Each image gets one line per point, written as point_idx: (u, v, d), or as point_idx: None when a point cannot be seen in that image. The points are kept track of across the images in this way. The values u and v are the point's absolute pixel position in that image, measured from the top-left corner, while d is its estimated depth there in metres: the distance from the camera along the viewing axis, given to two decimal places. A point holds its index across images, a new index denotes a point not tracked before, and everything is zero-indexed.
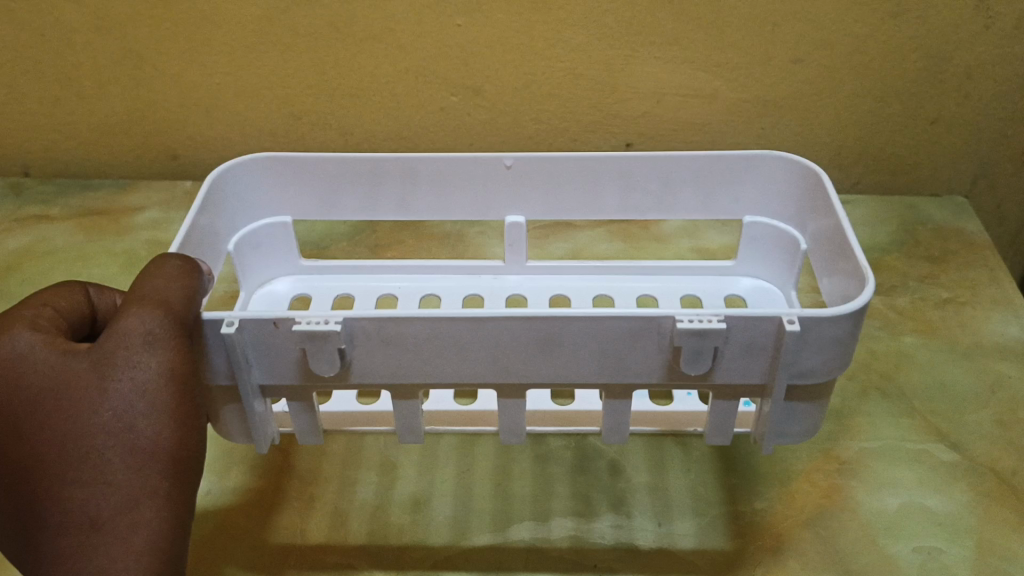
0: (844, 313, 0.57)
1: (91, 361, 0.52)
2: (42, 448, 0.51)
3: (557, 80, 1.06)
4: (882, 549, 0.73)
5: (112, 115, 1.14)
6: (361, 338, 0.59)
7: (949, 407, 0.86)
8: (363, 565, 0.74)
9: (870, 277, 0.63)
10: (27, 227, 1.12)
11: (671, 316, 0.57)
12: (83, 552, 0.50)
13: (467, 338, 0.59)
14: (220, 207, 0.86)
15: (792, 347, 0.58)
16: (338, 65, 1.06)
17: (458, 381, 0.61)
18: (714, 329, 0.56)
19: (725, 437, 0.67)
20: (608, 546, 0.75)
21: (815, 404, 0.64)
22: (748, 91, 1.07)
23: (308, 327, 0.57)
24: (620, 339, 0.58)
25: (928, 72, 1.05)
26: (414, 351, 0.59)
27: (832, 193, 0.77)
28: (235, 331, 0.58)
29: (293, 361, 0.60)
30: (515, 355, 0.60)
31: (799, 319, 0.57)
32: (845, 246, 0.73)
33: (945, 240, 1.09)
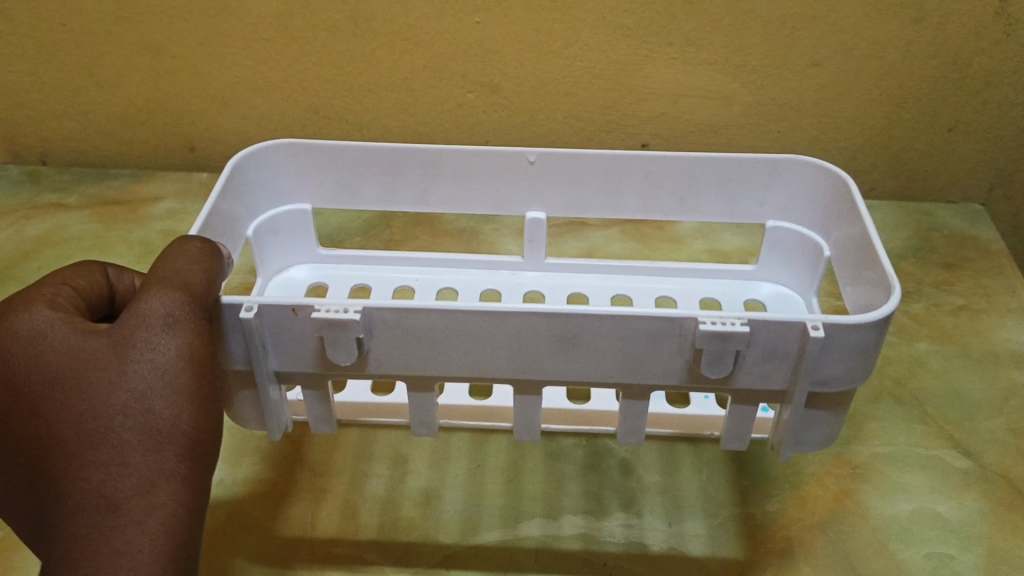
0: (870, 321, 0.57)
1: (111, 342, 0.52)
2: (59, 426, 0.51)
3: (575, 78, 1.07)
4: (893, 555, 0.73)
5: (132, 105, 1.15)
6: (380, 327, 0.59)
7: (962, 414, 0.86)
8: (372, 557, 0.74)
9: (897, 284, 0.63)
10: (44, 214, 1.13)
11: (695, 316, 0.57)
12: (97, 533, 0.49)
13: (485, 330, 0.58)
14: (240, 193, 0.86)
15: (816, 354, 0.58)
16: (356, 59, 1.06)
17: (474, 374, 0.61)
18: (738, 332, 0.56)
19: (742, 442, 0.67)
20: (618, 544, 0.75)
21: (835, 411, 0.64)
22: (765, 94, 1.07)
23: (326, 315, 0.57)
24: (642, 338, 0.58)
25: (947, 78, 1.05)
26: (432, 342, 0.59)
27: (859, 201, 0.76)
28: (254, 316, 0.58)
29: (310, 349, 0.60)
30: (534, 350, 0.59)
31: (824, 325, 0.56)
32: (869, 250, 0.72)
33: (960, 247, 1.08)
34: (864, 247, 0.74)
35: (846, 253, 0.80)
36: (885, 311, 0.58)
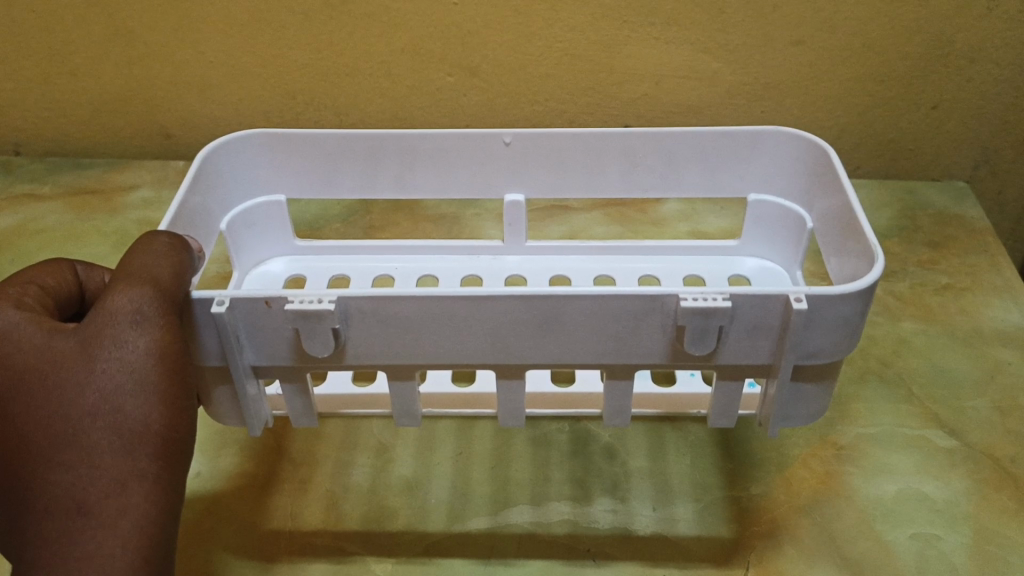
0: (852, 291, 0.56)
1: (78, 341, 0.51)
2: (27, 430, 0.49)
3: (555, 60, 1.05)
4: (879, 536, 0.73)
5: (105, 93, 1.12)
6: (356, 317, 0.58)
7: (947, 393, 0.85)
8: (353, 548, 0.73)
9: (879, 254, 0.62)
10: (17, 206, 1.11)
11: (675, 294, 0.56)
12: (68, 536, 0.48)
13: (464, 318, 0.57)
14: (213, 185, 0.85)
15: (799, 329, 0.57)
16: (332, 44, 1.04)
17: (455, 361, 0.60)
18: (720, 307, 0.55)
19: (728, 417, 0.66)
20: (602, 530, 0.74)
21: (822, 384, 0.63)
22: (747, 74, 1.06)
23: (301, 306, 0.56)
24: (627, 323, 0.58)
25: (931, 55, 1.04)
26: (410, 331, 0.58)
27: (842, 172, 0.76)
28: (226, 310, 0.57)
29: (286, 341, 0.59)
30: (515, 336, 0.59)
31: (806, 297, 0.56)
32: (852, 223, 0.71)
33: (945, 225, 1.08)
34: (848, 225, 0.73)
35: (828, 228, 0.79)
36: (867, 281, 0.57)
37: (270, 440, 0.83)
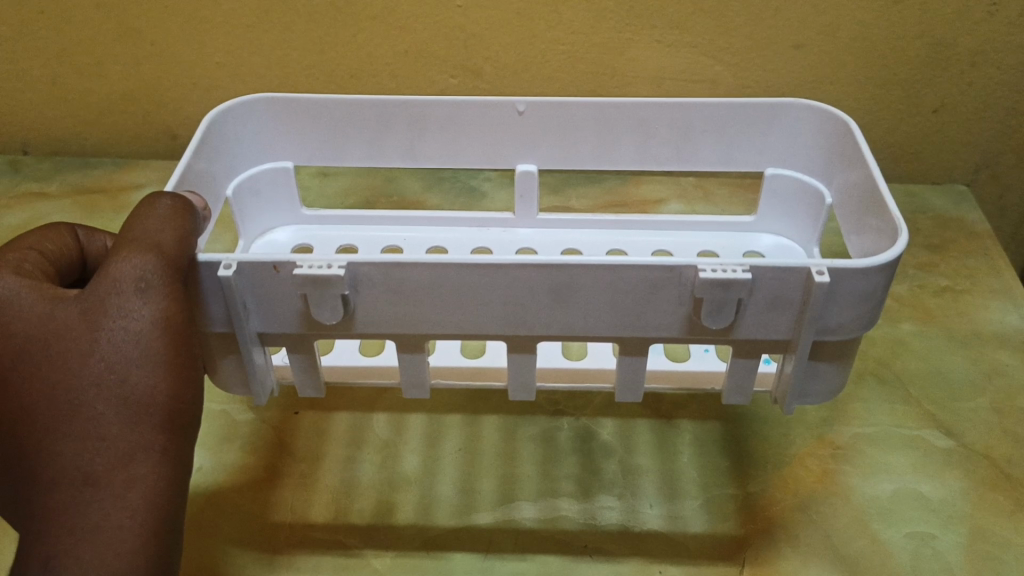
0: (875, 265, 0.56)
1: (81, 309, 0.50)
2: (29, 399, 0.49)
3: (558, 63, 1.06)
4: (874, 535, 0.73)
5: (114, 92, 1.13)
6: (364, 283, 0.58)
7: (946, 395, 0.86)
8: (351, 542, 0.73)
9: (903, 225, 0.62)
10: (24, 203, 1.12)
11: (696, 265, 0.56)
12: (76, 507, 0.49)
13: (473, 285, 0.58)
14: (218, 150, 0.85)
15: (820, 302, 0.57)
16: (337, 45, 1.05)
17: (462, 331, 0.61)
18: (739, 279, 0.55)
19: (741, 387, 0.66)
20: (599, 526, 0.75)
21: (839, 360, 0.63)
22: (750, 77, 1.07)
23: (309, 271, 0.56)
24: (641, 291, 0.58)
25: (931, 60, 1.04)
26: (416, 297, 0.59)
27: (863, 146, 0.76)
28: (233, 274, 0.57)
29: (294, 307, 0.59)
30: (530, 304, 0.59)
31: (829, 270, 0.56)
32: (873, 199, 0.71)
33: (945, 228, 1.08)
34: (869, 196, 0.73)
35: (849, 200, 0.79)
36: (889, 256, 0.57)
37: (269, 437, 0.83)
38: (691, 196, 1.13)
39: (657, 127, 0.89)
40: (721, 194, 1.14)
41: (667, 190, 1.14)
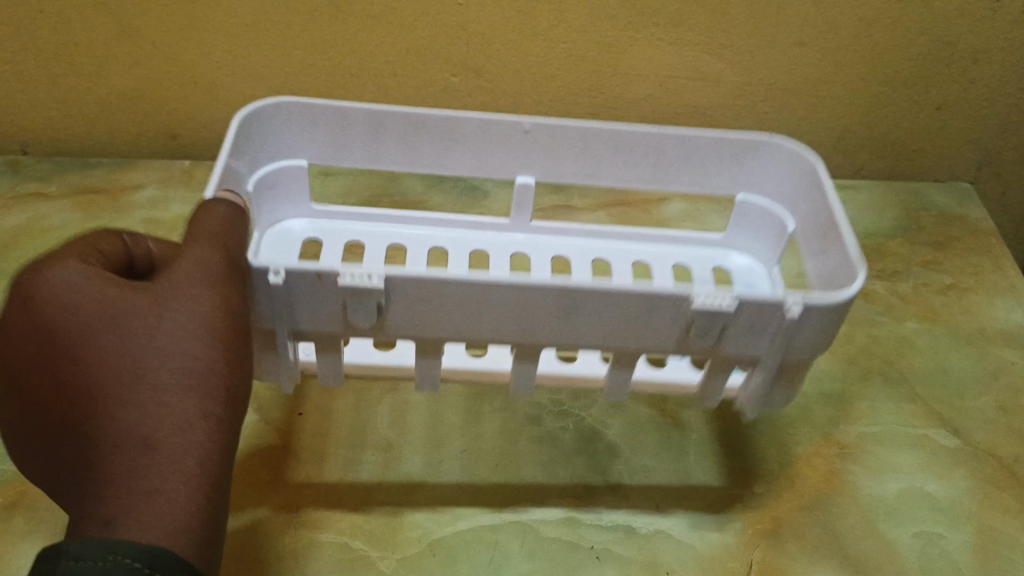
0: (843, 300, 0.62)
1: (150, 292, 0.53)
2: (95, 371, 0.50)
3: (559, 61, 1.05)
4: (882, 535, 0.73)
5: (113, 92, 1.13)
6: (399, 295, 0.61)
7: (951, 392, 0.85)
8: (356, 544, 0.73)
9: (859, 269, 0.67)
10: (23, 204, 1.11)
11: (692, 292, 0.61)
12: (136, 470, 0.48)
13: (498, 294, 0.61)
14: (242, 151, 0.83)
15: (790, 330, 0.63)
16: (338, 44, 1.05)
17: (457, 337, 0.64)
18: (725, 309, 0.61)
19: (714, 378, 0.70)
20: (605, 526, 0.74)
21: (797, 376, 0.69)
22: (752, 75, 1.06)
23: (353, 281, 0.59)
24: (636, 311, 0.62)
25: (934, 58, 1.04)
26: (447, 308, 0.62)
27: (827, 182, 0.80)
28: (280, 280, 0.60)
29: (334, 311, 0.63)
30: (524, 317, 0.63)
31: (803, 303, 0.61)
32: (829, 226, 0.78)
33: (948, 225, 1.08)
34: (829, 225, 0.78)
35: (811, 228, 0.84)
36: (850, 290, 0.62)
37: (268, 434, 0.82)
38: (693, 194, 1.13)
39: (634, 150, 0.90)
40: (723, 192, 1.13)
41: None
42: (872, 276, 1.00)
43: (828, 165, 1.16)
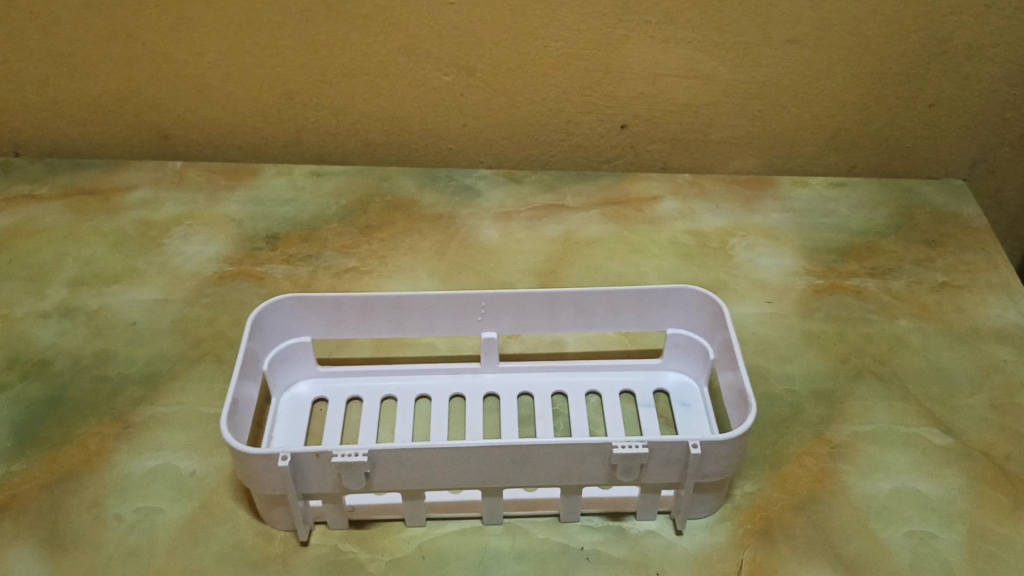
0: (742, 432, 0.67)
1: None
2: None
3: (552, 60, 1.05)
4: (873, 534, 0.73)
5: (104, 93, 1.12)
6: (384, 465, 0.68)
7: (944, 391, 0.85)
8: (347, 546, 0.73)
9: (754, 402, 0.70)
10: (15, 205, 1.11)
11: (610, 441, 0.67)
12: None
13: (464, 464, 0.68)
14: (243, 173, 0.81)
15: (696, 464, 0.68)
16: (329, 44, 1.05)
17: (425, 486, 0.70)
18: (641, 452, 0.67)
19: (653, 514, 0.74)
20: (595, 528, 0.74)
21: (717, 494, 0.73)
22: (745, 72, 1.06)
23: (343, 459, 0.66)
24: (557, 451, 0.67)
25: (927, 54, 1.04)
26: (427, 471, 0.69)
27: (725, 311, 0.80)
28: (289, 463, 0.67)
29: (329, 478, 0.69)
30: (473, 474, 0.69)
31: (702, 444, 0.67)
32: (729, 354, 0.78)
33: (943, 223, 1.07)
34: (727, 354, 0.79)
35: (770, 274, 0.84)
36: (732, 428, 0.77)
37: (255, 433, 0.81)
38: (687, 192, 1.13)
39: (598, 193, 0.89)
40: (717, 190, 1.13)
41: (663, 186, 1.14)
42: (866, 274, 1.00)
43: (822, 162, 1.16)
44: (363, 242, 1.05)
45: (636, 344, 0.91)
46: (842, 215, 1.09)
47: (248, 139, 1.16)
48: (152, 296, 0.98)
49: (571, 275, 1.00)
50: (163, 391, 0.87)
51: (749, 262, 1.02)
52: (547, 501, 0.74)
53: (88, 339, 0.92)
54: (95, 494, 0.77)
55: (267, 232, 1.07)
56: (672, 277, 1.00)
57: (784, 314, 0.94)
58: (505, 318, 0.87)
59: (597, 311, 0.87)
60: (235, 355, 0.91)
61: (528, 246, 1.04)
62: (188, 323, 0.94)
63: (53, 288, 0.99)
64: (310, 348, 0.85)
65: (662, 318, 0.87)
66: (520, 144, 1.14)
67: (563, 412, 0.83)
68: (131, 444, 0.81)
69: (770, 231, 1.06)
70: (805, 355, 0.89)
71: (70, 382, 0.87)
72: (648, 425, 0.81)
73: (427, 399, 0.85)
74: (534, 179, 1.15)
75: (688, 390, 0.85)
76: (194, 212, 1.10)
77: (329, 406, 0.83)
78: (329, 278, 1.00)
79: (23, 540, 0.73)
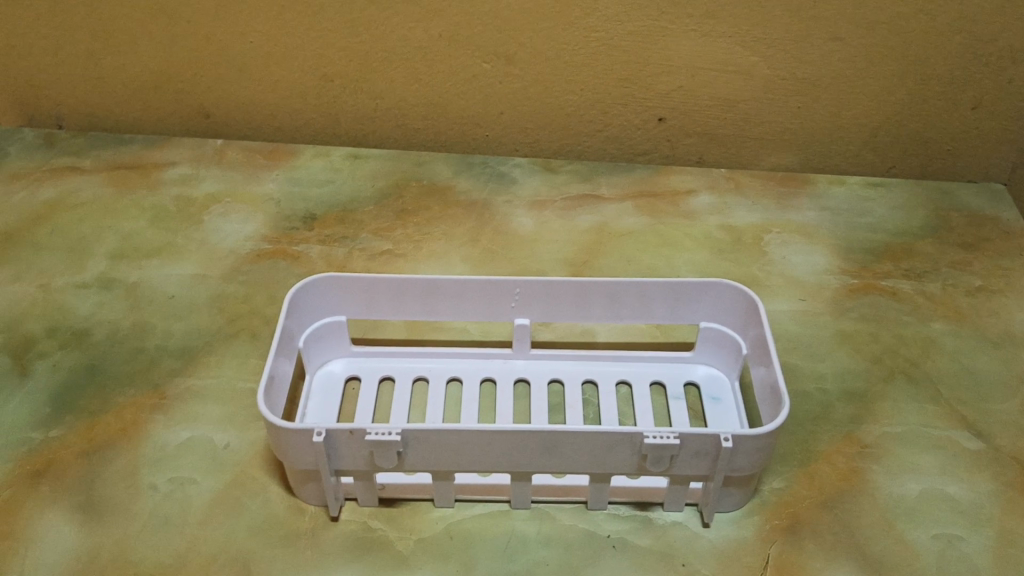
0: (774, 427, 0.67)
1: None
2: None
3: (591, 50, 1.05)
4: (900, 534, 0.73)
5: (147, 70, 1.14)
6: (416, 445, 0.69)
7: (977, 396, 0.85)
8: (376, 524, 0.74)
9: (787, 398, 0.70)
10: (57, 178, 1.13)
11: (640, 432, 0.67)
12: None
13: (494, 447, 0.69)
14: None
15: (726, 458, 0.68)
16: (371, 27, 1.05)
17: (455, 468, 0.71)
18: (672, 443, 0.67)
19: (680, 506, 0.74)
20: (622, 517, 0.75)
21: (745, 488, 0.73)
22: (786, 69, 1.05)
23: (376, 438, 0.67)
24: (587, 439, 0.68)
25: (971, 56, 1.03)
26: (458, 453, 0.69)
27: (758, 305, 0.80)
28: (323, 439, 0.68)
29: (362, 456, 0.70)
30: (503, 458, 0.70)
31: (733, 437, 0.67)
32: (761, 349, 0.78)
33: (980, 227, 1.06)
34: (759, 349, 0.79)
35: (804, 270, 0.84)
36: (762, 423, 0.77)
37: (288, 409, 0.82)
38: (722, 187, 1.13)
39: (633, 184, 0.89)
40: (752, 187, 1.13)
41: (698, 181, 1.14)
42: (900, 276, 0.99)
43: (859, 162, 1.15)
44: (398, 225, 1.06)
45: (667, 336, 0.91)
46: (878, 216, 1.08)
47: (287, 120, 1.17)
48: (190, 271, 0.99)
49: (604, 265, 1.01)
50: (198, 365, 0.88)
51: (783, 259, 1.01)
52: (574, 487, 0.75)
53: (126, 312, 0.94)
54: (131, 463, 0.79)
55: (303, 212, 1.08)
56: (705, 271, 1.00)
57: (817, 312, 0.94)
58: (537, 307, 0.87)
59: (628, 302, 0.87)
60: (270, 332, 0.92)
61: (562, 235, 1.05)
62: (224, 299, 0.95)
63: (93, 260, 1.01)
64: (344, 328, 0.86)
65: (693, 312, 0.87)
66: (556, 134, 1.15)
67: (593, 400, 0.84)
68: (166, 416, 0.83)
69: (805, 229, 1.06)
70: (836, 354, 0.89)
71: (108, 353, 0.89)
72: (677, 417, 0.81)
73: (457, 383, 0.86)
74: (569, 169, 1.16)
75: (718, 383, 0.86)
76: (232, 190, 1.11)
77: (362, 386, 0.84)
78: (363, 260, 1.01)
79: (61, 505, 0.75)
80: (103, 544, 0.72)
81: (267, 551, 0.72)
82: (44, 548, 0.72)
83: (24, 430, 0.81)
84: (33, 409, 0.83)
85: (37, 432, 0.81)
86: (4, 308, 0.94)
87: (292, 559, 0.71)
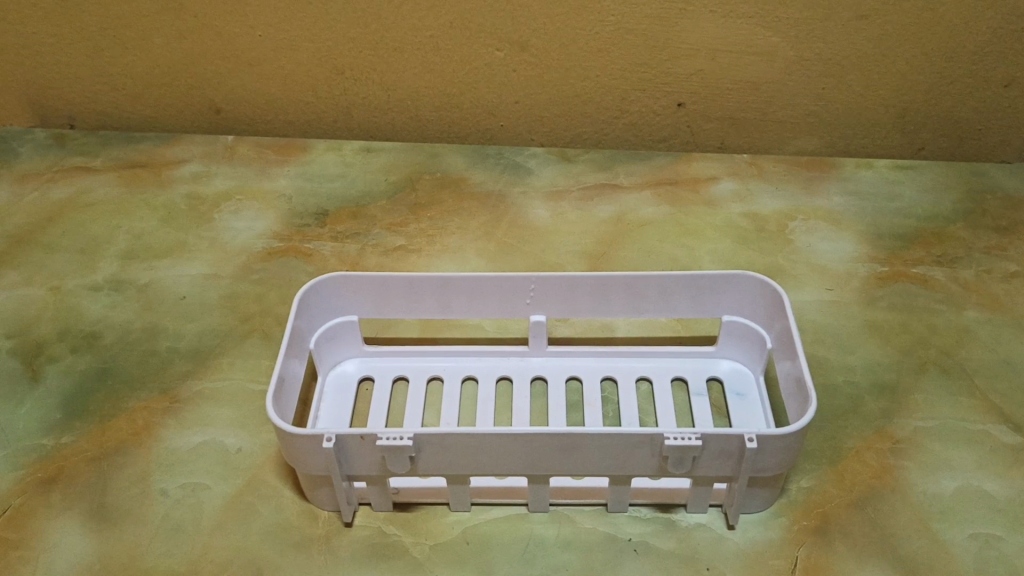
0: (800, 426, 0.64)
1: None
2: None
3: (607, 35, 1.02)
4: (935, 535, 0.70)
5: (156, 68, 1.12)
6: (429, 449, 0.66)
7: (1014, 387, 0.81)
8: (391, 530, 0.72)
9: (814, 394, 0.67)
10: (69, 178, 1.12)
11: (661, 432, 0.64)
12: None
13: (510, 449, 0.66)
14: None
15: (751, 458, 0.66)
16: (379, 17, 1.02)
17: (470, 472, 0.69)
18: (693, 445, 0.64)
19: (704, 507, 0.72)
20: (644, 520, 0.72)
21: (771, 489, 0.70)
22: (810, 49, 1.01)
23: (387, 443, 0.65)
24: (606, 441, 0.65)
25: (1004, 31, 0.99)
26: (471, 456, 0.67)
27: (784, 297, 0.77)
28: (333, 445, 0.66)
29: (374, 461, 0.68)
30: (518, 460, 0.67)
31: (758, 437, 0.64)
32: (785, 342, 0.76)
33: (1015, 210, 1.02)
34: (784, 343, 0.76)
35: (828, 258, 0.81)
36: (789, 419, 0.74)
37: (301, 411, 0.81)
38: (744, 173, 1.09)
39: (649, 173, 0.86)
40: (776, 172, 1.09)
41: (720, 167, 1.11)
42: (931, 262, 0.96)
43: (886, 144, 1.11)
44: (411, 220, 1.04)
45: (689, 331, 0.89)
46: (908, 200, 1.04)
47: (299, 114, 1.15)
48: (200, 271, 0.98)
49: (623, 257, 0.98)
50: (210, 367, 0.86)
51: (809, 247, 0.98)
52: (595, 490, 0.72)
53: (138, 314, 0.93)
54: (143, 468, 0.77)
55: (315, 208, 1.06)
56: (727, 261, 0.97)
57: (844, 303, 0.91)
58: (552, 303, 0.85)
59: (648, 296, 0.84)
60: (282, 332, 0.90)
61: (579, 227, 1.02)
62: (235, 299, 0.94)
63: (103, 261, 1.00)
64: (357, 329, 0.84)
65: (717, 306, 0.84)
66: (574, 122, 1.12)
67: (613, 398, 0.81)
68: (177, 420, 0.81)
69: (831, 215, 1.02)
70: (866, 345, 0.86)
71: (120, 356, 0.88)
72: (700, 415, 0.79)
73: (473, 381, 0.84)
74: (586, 158, 1.13)
75: (743, 379, 0.83)
76: (245, 187, 1.10)
77: (375, 387, 0.83)
78: (376, 256, 0.99)
79: (71, 512, 0.74)
80: (114, 552, 0.71)
81: (279, 558, 0.70)
82: (55, 556, 0.70)
83: (35, 437, 0.80)
84: (44, 414, 0.82)
85: (48, 438, 0.80)
86: (15, 312, 0.93)
87: (305, 566, 0.70)
